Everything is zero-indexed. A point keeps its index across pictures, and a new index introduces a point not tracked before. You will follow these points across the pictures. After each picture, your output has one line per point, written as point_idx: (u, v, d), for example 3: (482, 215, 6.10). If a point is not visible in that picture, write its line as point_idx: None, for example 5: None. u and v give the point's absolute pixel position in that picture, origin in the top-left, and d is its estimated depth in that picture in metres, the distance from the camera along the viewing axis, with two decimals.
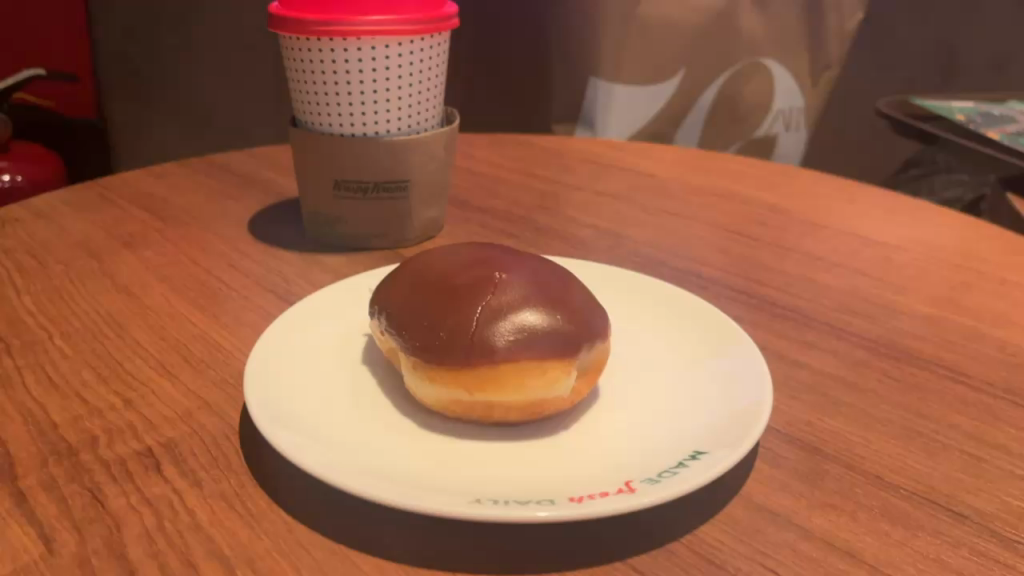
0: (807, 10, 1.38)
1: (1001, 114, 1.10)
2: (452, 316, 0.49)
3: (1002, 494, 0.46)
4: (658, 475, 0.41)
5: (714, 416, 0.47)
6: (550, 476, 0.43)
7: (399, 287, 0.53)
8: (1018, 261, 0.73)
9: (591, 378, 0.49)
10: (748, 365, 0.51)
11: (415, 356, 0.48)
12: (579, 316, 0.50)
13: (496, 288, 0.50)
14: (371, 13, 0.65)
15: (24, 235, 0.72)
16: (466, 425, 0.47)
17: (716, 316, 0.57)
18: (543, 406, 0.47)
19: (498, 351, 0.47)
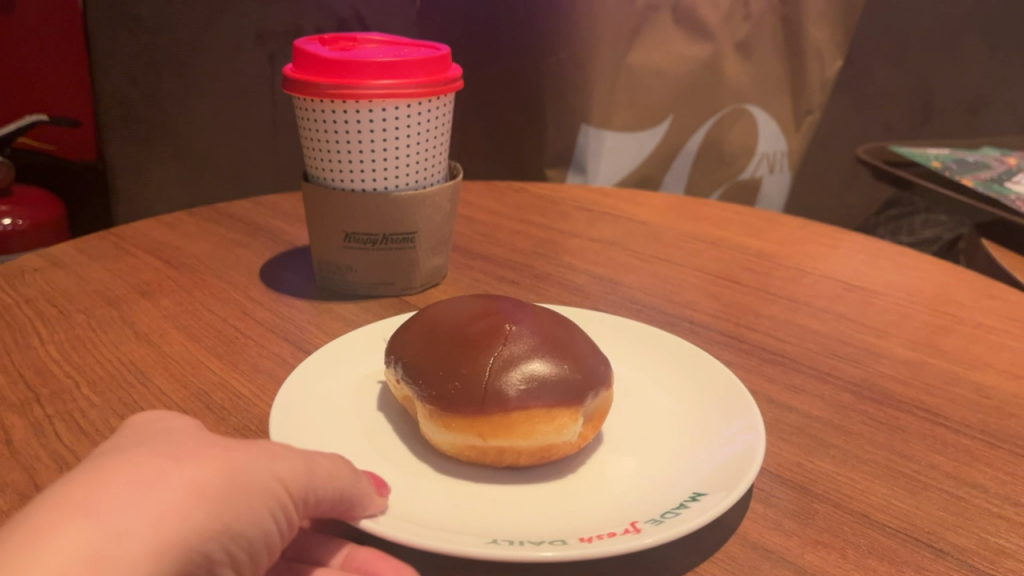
0: (789, 56, 1.44)
1: (976, 160, 1.15)
2: (465, 366, 0.52)
3: (980, 531, 0.49)
4: (660, 517, 0.44)
5: (710, 458, 0.51)
6: (559, 517, 0.46)
7: (413, 339, 0.56)
8: (992, 305, 0.78)
9: (594, 425, 0.53)
10: (743, 409, 0.55)
11: (432, 403, 0.51)
12: (583, 366, 0.54)
13: (505, 341, 0.53)
14: (382, 78, 0.69)
15: (43, 283, 0.74)
16: (478, 470, 0.50)
17: (712, 365, 0.61)
18: (551, 451, 0.50)
19: (511, 399, 0.50)
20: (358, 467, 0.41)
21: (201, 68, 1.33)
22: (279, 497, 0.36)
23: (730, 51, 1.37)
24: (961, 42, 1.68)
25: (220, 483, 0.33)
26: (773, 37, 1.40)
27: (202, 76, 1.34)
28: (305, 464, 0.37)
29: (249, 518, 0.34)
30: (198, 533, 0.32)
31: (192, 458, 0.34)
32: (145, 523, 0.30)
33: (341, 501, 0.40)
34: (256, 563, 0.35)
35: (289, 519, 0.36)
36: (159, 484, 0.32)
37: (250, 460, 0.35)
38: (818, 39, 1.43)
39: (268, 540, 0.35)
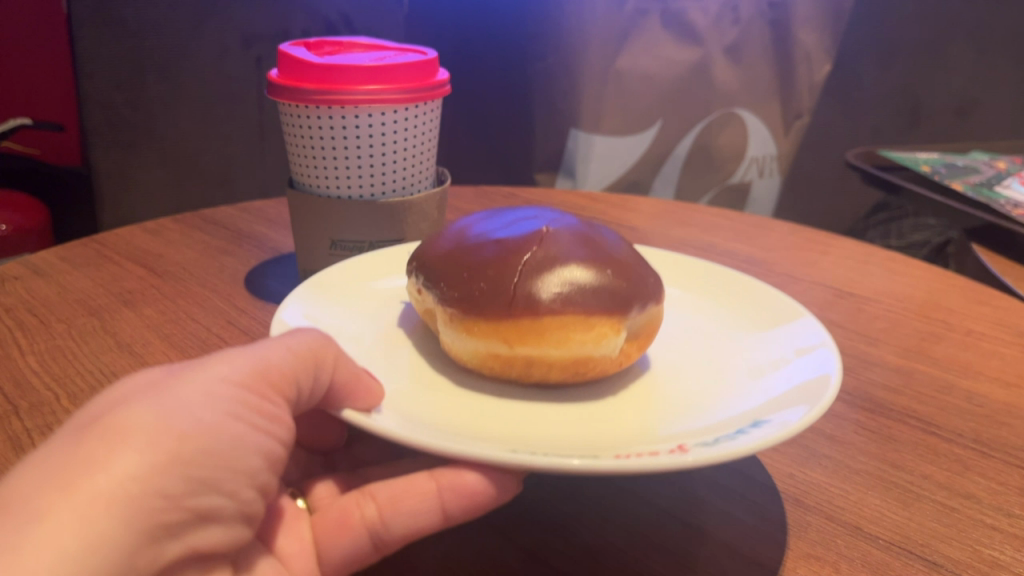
0: (778, 59, 1.43)
1: (965, 164, 1.15)
2: (490, 270, 0.54)
3: (974, 543, 0.48)
4: (712, 441, 0.43)
5: (761, 391, 0.51)
6: (591, 437, 0.46)
7: (438, 251, 0.59)
8: (982, 310, 0.78)
9: (639, 343, 0.54)
10: (800, 352, 0.55)
11: (465, 309, 0.53)
12: (626, 278, 0.55)
13: (536, 246, 0.55)
14: (367, 83, 0.68)
15: (24, 292, 0.73)
16: (507, 377, 0.52)
17: (779, 316, 0.61)
18: (590, 364, 0.52)
19: (544, 307, 0.52)
20: (318, 342, 0.44)
21: (187, 72, 1.32)
22: (243, 399, 0.38)
23: (719, 55, 1.36)
24: (948, 49, 1.66)
25: (171, 410, 0.35)
26: (763, 40, 1.40)
27: (188, 81, 1.33)
28: (256, 363, 0.40)
29: (219, 434, 0.36)
30: (170, 467, 0.33)
31: (134, 400, 0.35)
32: (116, 473, 0.31)
33: (309, 370, 0.42)
34: (247, 475, 0.38)
35: (262, 413, 0.39)
36: (111, 432, 0.33)
37: (195, 380, 0.37)
38: (807, 43, 1.43)
39: (251, 447, 0.38)
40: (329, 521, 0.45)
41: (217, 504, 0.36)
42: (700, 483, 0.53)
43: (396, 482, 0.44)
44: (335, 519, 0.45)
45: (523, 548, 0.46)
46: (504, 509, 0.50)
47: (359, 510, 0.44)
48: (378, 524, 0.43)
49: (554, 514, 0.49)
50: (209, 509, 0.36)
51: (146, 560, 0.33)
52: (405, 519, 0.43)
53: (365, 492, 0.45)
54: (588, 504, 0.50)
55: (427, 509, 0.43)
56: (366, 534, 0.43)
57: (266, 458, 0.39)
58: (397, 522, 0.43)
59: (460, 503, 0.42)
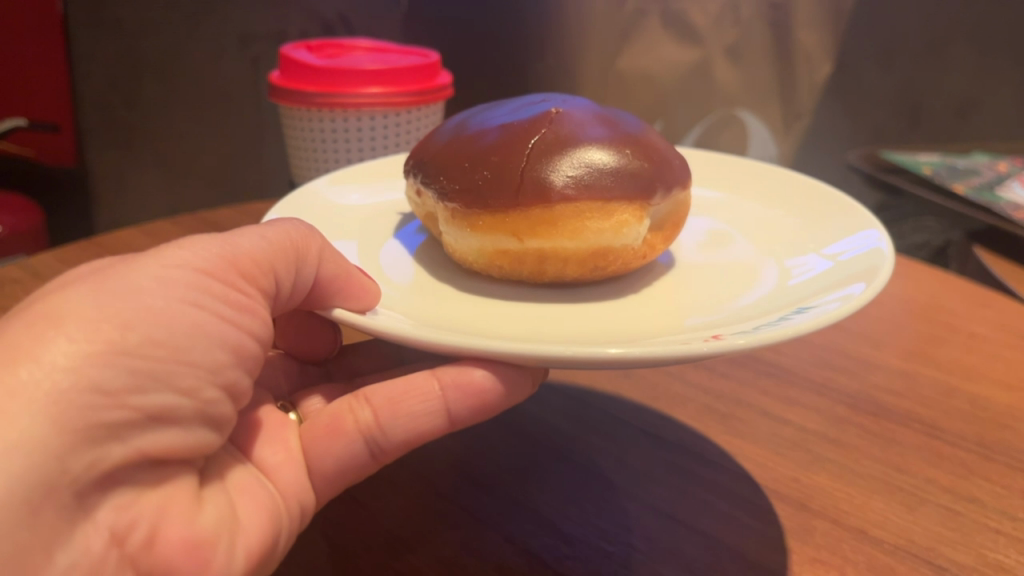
0: (780, 60, 1.41)
1: (966, 166, 1.15)
2: (493, 156, 0.55)
3: (979, 547, 0.48)
4: (753, 329, 0.42)
5: (796, 286, 0.51)
6: (615, 331, 0.48)
7: (435, 147, 0.60)
8: (985, 313, 0.78)
9: (664, 234, 0.57)
10: (843, 250, 0.54)
11: (470, 204, 0.54)
12: (644, 160, 0.56)
13: (542, 130, 0.56)
14: (370, 86, 0.74)
15: (23, 294, 0.72)
16: (520, 272, 0.54)
17: (830, 221, 0.60)
18: (609, 253, 0.54)
19: (557, 192, 0.53)
20: (298, 233, 0.45)
21: (182, 74, 1.31)
22: (203, 285, 0.38)
23: (720, 56, 1.35)
24: (949, 46, 1.62)
25: (112, 297, 0.35)
26: (764, 41, 1.38)
27: (184, 83, 1.32)
28: (223, 249, 0.41)
29: (169, 320, 0.36)
30: (107, 357, 0.33)
31: (78, 288, 0.36)
32: (45, 362, 0.32)
33: (286, 259, 0.44)
34: (209, 368, 0.38)
35: (231, 298, 0.40)
36: (45, 323, 0.34)
37: (146, 266, 0.38)
38: None
39: (213, 338, 0.38)
40: (319, 426, 0.46)
41: (173, 403, 0.36)
42: (703, 485, 0.53)
43: (394, 384, 0.45)
44: (327, 423, 0.46)
45: (527, 552, 0.46)
46: (506, 509, 0.49)
47: (354, 415, 0.45)
48: (375, 429, 0.45)
49: (560, 522, 0.49)
50: (163, 408, 0.35)
51: (85, 462, 0.33)
52: (405, 425, 0.45)
53: (359, 395, 0.46)
54: (593, 509, 0.50)
55: (429, 408, 0.45)
56: (361, 439, 0.45)
57: (235, 350, 0.39)
58: (395, 424, 0.45)
59: (464, 399, 0.44)
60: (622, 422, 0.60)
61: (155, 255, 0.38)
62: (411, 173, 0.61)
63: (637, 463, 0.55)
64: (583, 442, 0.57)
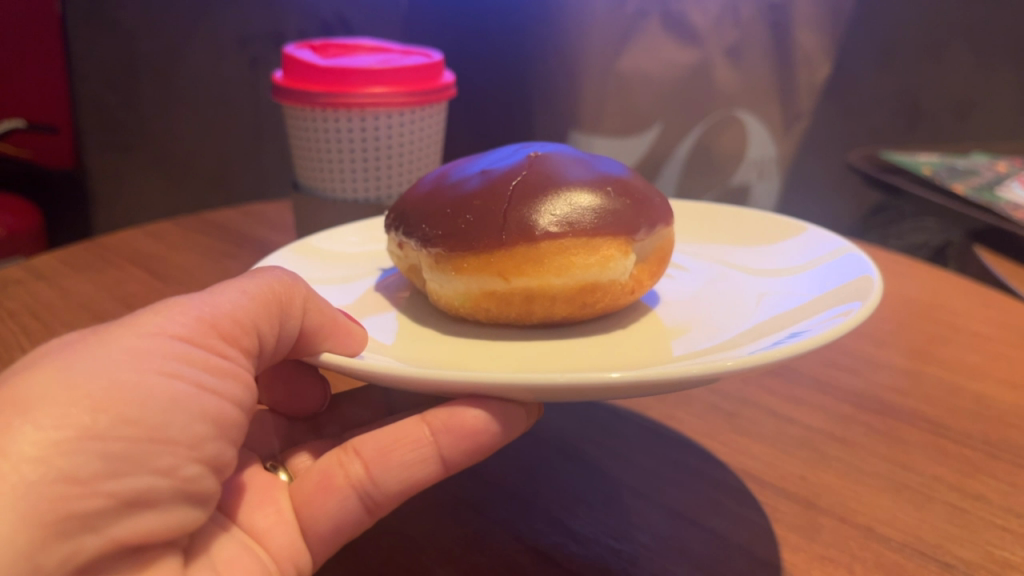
0: (779, 62, 1.41)
1: (966, 167, 1.15)
2: (475, 200, 0.55)
3: (986, 543, 0.49)
4: (746, 353, 0.43)
5: (789, 313, 0.51)
6: (606, 367, 0.47)
7: (413, 195, 0.59)
8: (988, 312, 0.78)
9: (651, 270, 0.56)
10: (818, 287, 0.54)
11: (449, 249, 0.54)
12: (625, 200, 0.56)
13: (521, 170, 0.56)
14: (374, 86, 0.75)
15: (26, 296, 0.72)
16: (507, 314, 0.53)
17: (800, 261, 0.60)
18: (596, 289, 0.53)
19: (539, 233, 0.52)
20: (282, 286, 0.43)
21: (183, 77, 1.33)
22: (181, 354, 0.36)
23: (719, 57, 1.36)
24: (946, 47, 1.61)
25: (82, 378, 0.33)
26: (762, 42, 1.38)
27: (184, 83, 1.33)
28: (201, 311, 0.39)
29: (143, 396, 0.34)
30: (79, 444, 0.32)
31: (45, 368, 0.34)
32: (13, 454, 0.30)
33: (268, 311, 0.41)
34: (188, 444, 0.35)
35: (210, 365, 0.38)
36: (10, 409, 0.32)
37: (118, 338, 0.35)
38: (808, 46, 1.41)
39: (193, 411, 0.36)
40: (309, 484, 0.44)
41: (150, 485, 0.34)
42: (711, 484, 0.53)
43: (381, 433, 0.43)
44: (317, 479, 0.44)
45: (536, 549, 0.46)
46: (515, 509, 0.49)
47: (344, 469, 0.43)
48: (367, 481, 0.42)
49: (568, 519, 0.49)
50: (139, 492, 0.33)
51: (58, 557, 0.31)
52: (397, 474, 0.42)
53: (347, 445, 0.44)
54: (599, 505, 0.50)
55: (421, 453, 0.43)
56: (355, 494, 0.42)
57: (217, 420, 0.37)
58: (388, 476, 0.42)
59: (456, 441, 0.43)
60: (630, 423, 0.60)
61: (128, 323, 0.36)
62: (389, 225, 0.61)
63: (645, 464, 0.54)
64: (595, 443, 0.57)
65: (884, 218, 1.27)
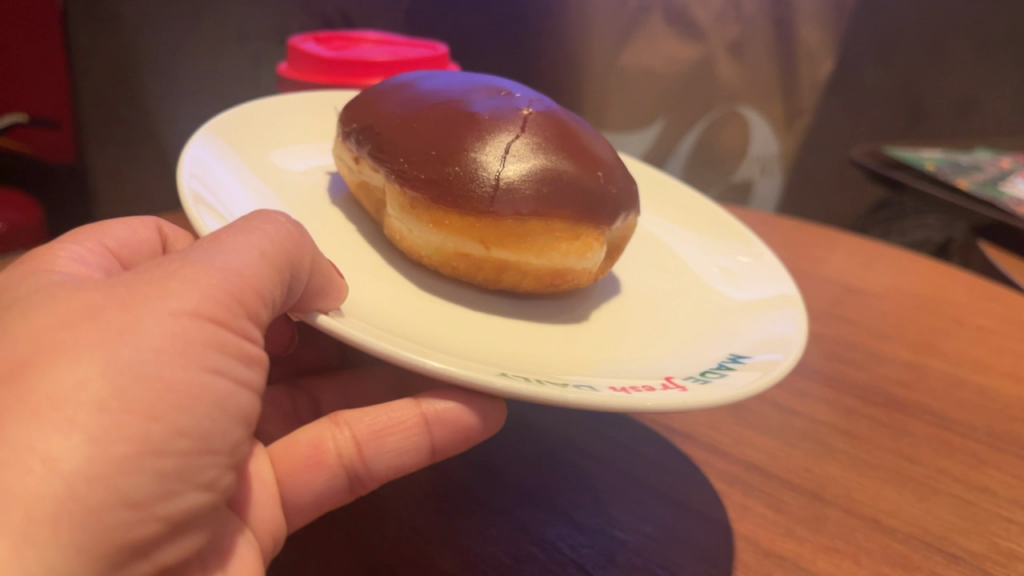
0: (781, 58, 1.41)
1: (968, 163, 1.16)
2: (464, 150, 0.52)
3: (991, 536, 0.49)
4: (701, 378, 0.44)
5: (744, 335, 0.52)
6: (573, 357, 0.48)
7: (391, 117, 0.56)
8: (990, 306, 0.78)
9: (611, 258, 0.57)
10: (760, 312, 0.55)
11: (425, 195, 0.52)
12: (614, 186, 0.55)
13: (518, 134, 0.54)
14: (378, 77, 0.76)
15: None
16: (473, 276, 0.52)
17: (757, 279, 0.61)
18: (567, 274, 0.53)
19: (528, 207, 0.51)
20: (292, 240, 0.39)
21: (185, 69, 1.33)
22: (220, 342, 0.34)
23: (721, 53, 1.36)
24: (948, 45, 1.61)
25: (127, 375, 0.30)
26: (765, 37, 1.38)
27: (186, 76, 1.33)
28: (228, 280, 0.35)
29: (192, 402, 0.32)
30: (131, 463, 0.29)
31: (76, 354, 0.30)
32: (63, 471, 0.28)
33: (284, 276, 0.38)
34: (228, 451, 0.34)
35: (243, 355, 0.35)
36: (49, 412, 0.28)
37: (153, 317, 0.32)
38: (810, 42, 1.41)
39: (232, 414, 0.34)
40: (296, 454, 0.43)
41: (194, 502, 0.32)
42: (714, 476, 0.52)
43: (376, 415, 0.44)
44: (306, 453, 0.43)
45: (537, 540, 0.46)
46: (517, 499, 0.49)
47: (334, 443, 0.43)
48: (358, 462, 0.43)
49: (574, 512, 0.48)
50: (185, 512, 0.32)
51: None
52: (387, 459, 0.43)
53: (337, 419, 0.45)
54: (604, 498, 0.50)
55: (414, 444, 0.44)
56: (344, 472, 0.43)
57: (248, 419, 0.36)
58: (379, 459, 0.43)
59: (450, 434, 0.43)
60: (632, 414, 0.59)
61: (161, 296, 0.32)
62: (357, 137, 0.58)
63: (649, 455, 0.54)
64: (595, 435, 0.57)
65: (886, 214, 1.27)
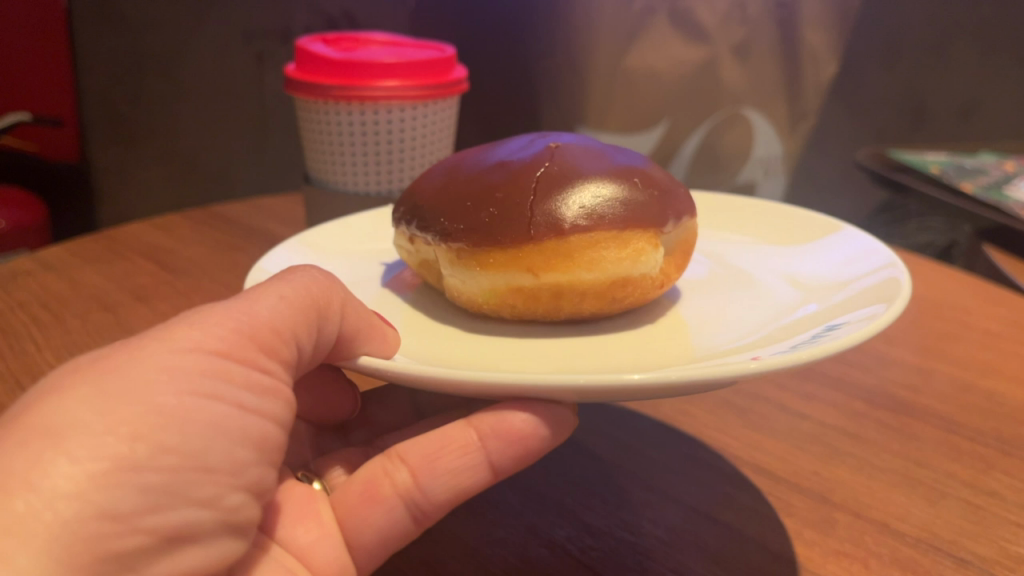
0: (785, 60, 1.41)
1: (974, 166, 1.16)
2: (497, 192, 0.54)
3: (1001, 539, 0.49)
4: (790, 347, 0.43)
5: (825, 308, 0.50)
6: (644, 361, 0.47)
7: (430, 188, 0.58)
8: (997, 310, 0.78)
9: (677, 262, 0.56)
10: (842, 284, 0.54)
11: (469, 242, 0.53)
12: (651, 190, 0.55)
13: (547, 163, 0.55)
14: (387, 80, 0.76)
15: (37, 287, 0.72)
16: (535, 312, 0.52)
17: (835, 253, 0.59)
18: (628, 282, 0.52)
19: (566, 225, 0.51)
20: (317, 286, 0.42)
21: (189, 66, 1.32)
22: (216, 368, 0.35)
23: (726, 54, 1.35)
24: (951, 47, 1.61)
25: (115, 401, 0.32)
26: (769, 38, 1.38)
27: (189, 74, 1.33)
28: (240, 322, 0.37)
29: (182, 423, 0.33)
30: (114, 479, 0.31)
31: (72, 386, 0.32)
32: (47, 490, 0.29)
33: (307, 319, 0.40)
34: (230, 472, 0.35)
35: (249, 382, 0.37)
36: (36, 433, 0.31)
37: (151, 351, 0.34)
38: (813, 44, 1.41)
39: (232, 435, 0.35)
40: (354, 493, 0.43)
41: (192, 518, 0.33)
42: (724, 479, 0.53)
43: (427, 439, 0.42)
44: (362, 490, 0.43)
45: (552, 543, 0.46)
46: (530, 503, 0.49)
47: (389, 478, 0.42)
48: (414, 491, 0.41)
49: (583, 514, 0.49)
50: (183, 527, 0.33)
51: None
52: (445, 483, 0.41)
53: (392, 452, 0.43)
54: (616, 501, 0.50)
55: (470, 463, 0.41)
56: (402, 503, 0.42)
57: (257, 442, 0.37)
58: (435, 484, 0.41)
59: (504, 447, 0.41)
60: (643, 419, 0.59)
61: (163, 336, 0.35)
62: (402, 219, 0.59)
63: (661, 458, 0.55)
64: (606, 438, 0.57)
65: (891, 217, 1.27)
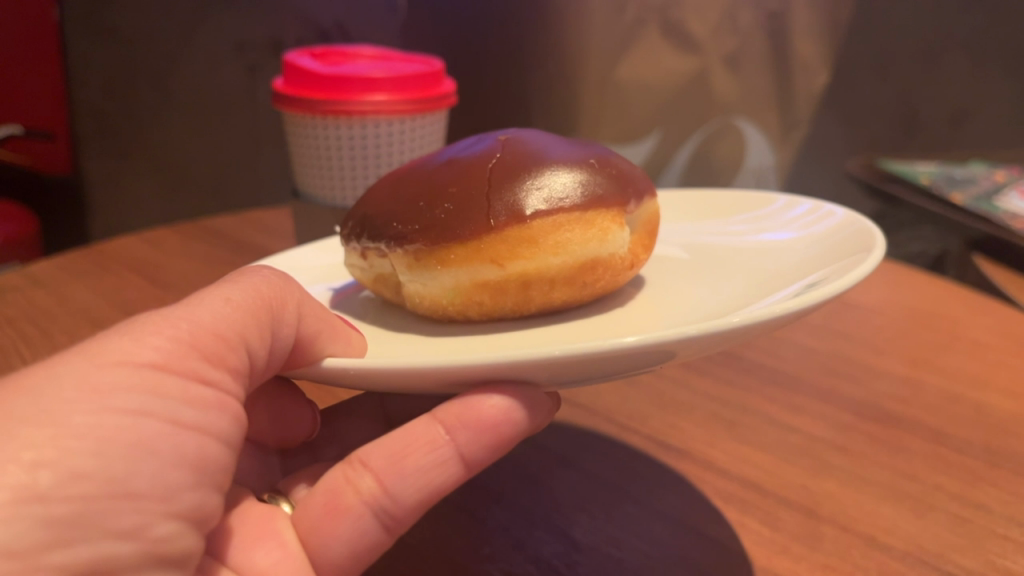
0: (779, 74, 1.39)
1: (964, 176, 1.16)
2: (450, 187, 0.53)
3: (988, 553, 0.48)
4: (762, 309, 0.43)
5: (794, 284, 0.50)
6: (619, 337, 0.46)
7: (375, 197, 0.56)
8: (985, 320, 0.78)
9: (642, 244, 0.56)
10: (809, 260, 0.54)
11: (426, 242, 0.51)
12: (608, 171, 0.55)
13: (499, 153, 0.55)
14: (375, 94, 0.76)
15: (24, 302, 0.72)
16: (503, 306, 0.51)
17: (819, 229, 0.59)
18: (597, 264, 0.52)
19: (528, 210, 0.51)
20: (272, 289, 0.42)
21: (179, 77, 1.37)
22: (148, 384, 0.35)
23: (717, 65, 1.34)
24: (943, 55, 1.61)
25: (21, 426, 0.32)
26: (763, 51, 1.36)
27: (179, 84, 1.37)
28: (179, 329, 0.37)
29: (103, 446, 0.33)
30: (18, 508, 0.30)
31: None
32: None
33: (259, 324, 0.40)
34: (161, 498, 0.34)
35: (183, 395, 0.36)
36: None
37: (70, 369, 0.34)
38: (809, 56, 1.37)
39: (164, 457, 0.34)
40: (313, 508, 0.42)
41: (117, 548, 0.33)
42: (710, 492, 0.53)
43: (388, 441, 0.41)
44: (325, 501, 0.42)
45: (534, 559, 0.46)
46: (515, 517, 0.49)
47: (353, 487, 0.41)
48: (381, 496, 0.40)
49: (570, 529, 0.48)
50: (101, 557, 0.32)
51: None
52: (413, 483, 0.40)
53: (352, 458, 0.42)
54: (601, 515, 0.50)
55: (440, 463, 0.40)
56: (369, 511, 0.40)
57: (197, 464, 0.36)
58: (404, 486, 0.40)
59: (478, 434, 0.40)
60: (630, 432, 0.59)
61: (93, 352, 0.35)
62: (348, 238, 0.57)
63: (647, 472, 0.55)
64: (591, 451, 0.57)
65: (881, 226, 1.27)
